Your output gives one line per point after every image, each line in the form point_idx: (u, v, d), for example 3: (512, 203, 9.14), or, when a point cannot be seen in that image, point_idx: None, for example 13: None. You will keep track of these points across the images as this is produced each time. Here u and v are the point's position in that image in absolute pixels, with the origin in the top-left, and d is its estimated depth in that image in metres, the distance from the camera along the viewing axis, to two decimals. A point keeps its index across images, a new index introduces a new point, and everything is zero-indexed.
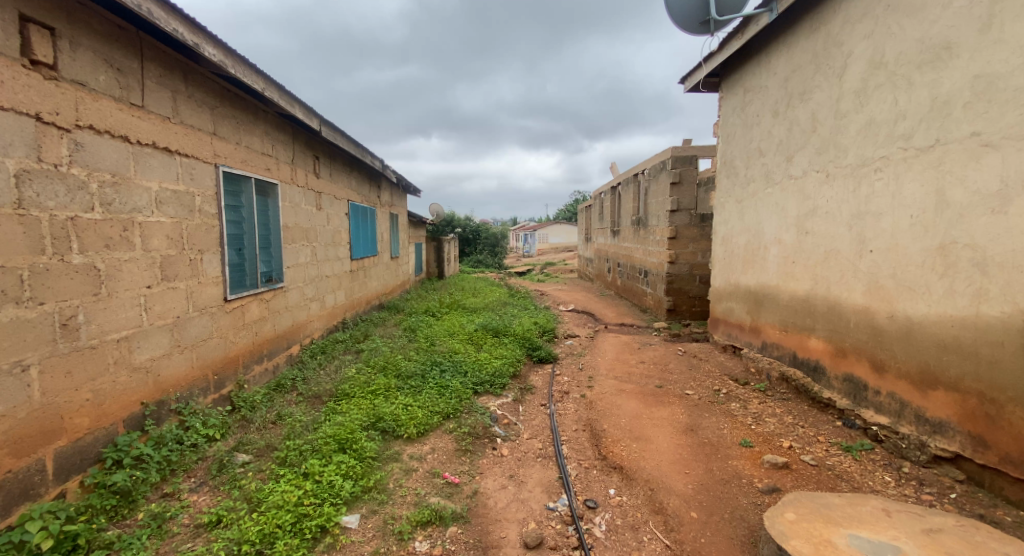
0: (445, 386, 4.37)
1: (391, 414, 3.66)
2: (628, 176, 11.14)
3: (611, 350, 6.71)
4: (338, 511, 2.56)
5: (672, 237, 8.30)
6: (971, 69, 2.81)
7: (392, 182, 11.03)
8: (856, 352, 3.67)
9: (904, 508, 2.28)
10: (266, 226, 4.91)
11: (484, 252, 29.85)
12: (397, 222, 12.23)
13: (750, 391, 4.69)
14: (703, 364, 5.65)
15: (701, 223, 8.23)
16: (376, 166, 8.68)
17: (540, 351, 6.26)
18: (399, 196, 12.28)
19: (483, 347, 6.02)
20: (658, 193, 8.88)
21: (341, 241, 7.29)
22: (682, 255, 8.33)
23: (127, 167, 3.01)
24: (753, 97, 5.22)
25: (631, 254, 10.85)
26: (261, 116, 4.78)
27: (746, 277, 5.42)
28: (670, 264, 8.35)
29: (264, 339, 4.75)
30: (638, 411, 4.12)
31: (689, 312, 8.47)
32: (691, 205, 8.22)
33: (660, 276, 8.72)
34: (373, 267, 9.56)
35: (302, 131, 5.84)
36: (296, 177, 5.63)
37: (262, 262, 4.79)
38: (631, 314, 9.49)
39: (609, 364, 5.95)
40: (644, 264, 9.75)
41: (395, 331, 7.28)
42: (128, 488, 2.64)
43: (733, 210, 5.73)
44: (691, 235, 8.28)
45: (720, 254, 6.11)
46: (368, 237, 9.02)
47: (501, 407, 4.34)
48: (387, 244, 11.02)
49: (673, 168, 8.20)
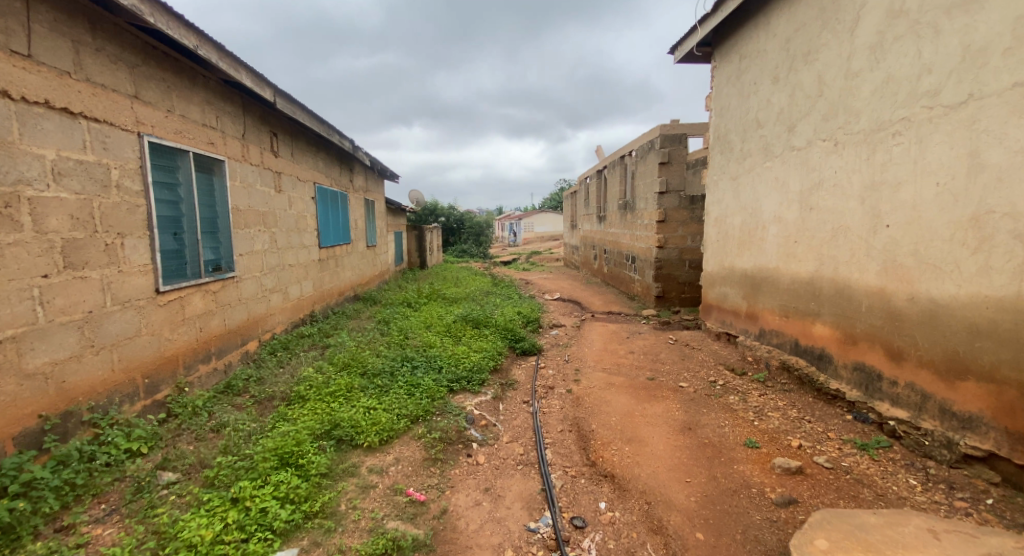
0: (416, 385, 3.91)
1: (349, 419, 3.18)
2: (615, 158, 10.69)
3: (599, 340, 6.33)
4: (269, 548, 2.11)
5: (661, 221, 7.90)
6: (1012, 10, 2.41)
7: (367, 166, 10.48)
8: (869, 339, 3.32)
9: (953, 529, 1.91)
10: (211, 208, 4.36)
11: (468, 241, 29.24)
12: (374, 209, 11.67)
13: (749, 382, 4.33)
14: (696, 353, 5.29)
15: (690, 205, 7.84)
16: (346, 147, 8.10)
17: (523, 343, 5.83)
18: (375, 182, 11.75)
19: (461, 339, 5.55)
20: (646, 174, 8.48)
21: (306, 226, 6.74)
22: (672, 240, 7.95)
23: (8, 129, 2.60)
24: (750, 64, 4.80)
25: (618, 241, 10.47)
26: (201, 83, 4.23)
27: (741, 260, 5.05)
28: (658, 249, 7.96)
29: (211, 335, 4.24)
30: (629, 408, 3.72)
31: (678, 299, 8.10)
32: (680, 186, 7.81)
33: (648, 262, 8.33)
34: (347, 256, 9.01)
35: (256, 104, 5.27)
36: (248, 155, 5.06)
37: (206, 249, 4.25)
38: (619, 302, 9.12)
39: (597, 355, 5.56)
40: (632, 250, 9.38)
41: (368, 324, 6.77)
42: (10, 523, 2.17)
43: (727, 188, 5.34)
44: (680, 218, 7.89)
45: (713, 235, 5.74)
46: (339, 224, 8.47)
47: (479, 407, 3.89)
48: (362, 232, 10.44)
49: (662, 148, 7.80)
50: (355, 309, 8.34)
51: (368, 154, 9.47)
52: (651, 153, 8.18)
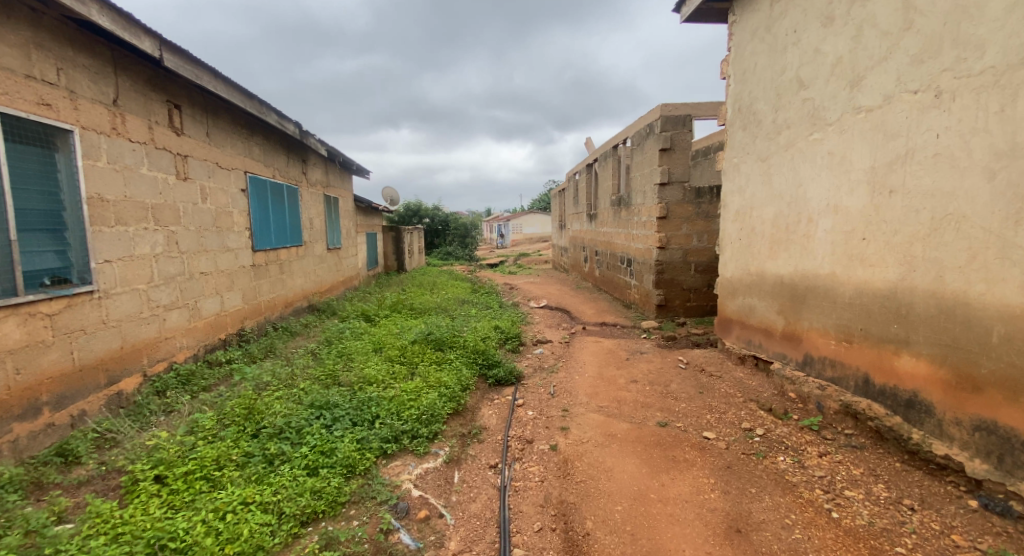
0: (327, 451, 2.70)
1: (189, 537, 1.99)
2: (607, 148, 9.53)
3: (592, 363, 5.14)
4: None
5: (661, 217, 6.75)
6: None
7: (325, 157, 9.20)
8: (1005, 389, 2.19)
9: None
10: (50, 198, 3.31)
11: (453, 243, 27.91)
12: (337, 207, 10.39)
13: (798, 432, 3.16)
14: (716, 385, 4.12)
15: (696, 199, 6.70)
16: (289, 132, 6.85)
17: (497, 370, 4.61)
18: (338, 177, 10.48)
19: (416, 367, 4.33)
20: (644, 164, 7.31)
21: (227, 226, 5.46)
22: (675, 239, 6.80)
23: None
24: (786, 7, 3.67)
25: (611, 241, 9.31)
26: (34, 19, 3.21)
27: (775, 265, 3.90)
28: (659, 251, 6.81)
29: (43, 377, 3.16)
30: (640, 488, 2.54)
31: (683, 308, 6.93)
32: (684, 176, 6.68)
33: (647, 265, 7.18)
34: (296, 262, 7.73)
35: (141, 64, 4.19)
36: (122, 127, 3.94)
37: (41, 255, 3.21)
38: (613, 312, 7.94)
39: (589, 386, 4.37)
40: (627, 251, 8.21)
41: (308, 345, 5.51)
42: None
43: (753, 172, 4.20)
44: (684, 214, 6.74)
45: (731, 234, 4.61)
46: (283, 223, 7.18)
47: (422, 484, 2.68)
48: (321, 234, 9.14)
49: (662, 132, 6.65)
50: (304, 324, 7.04)
51: (323, 142, 8.22)
52: (649, 139, 7.01)
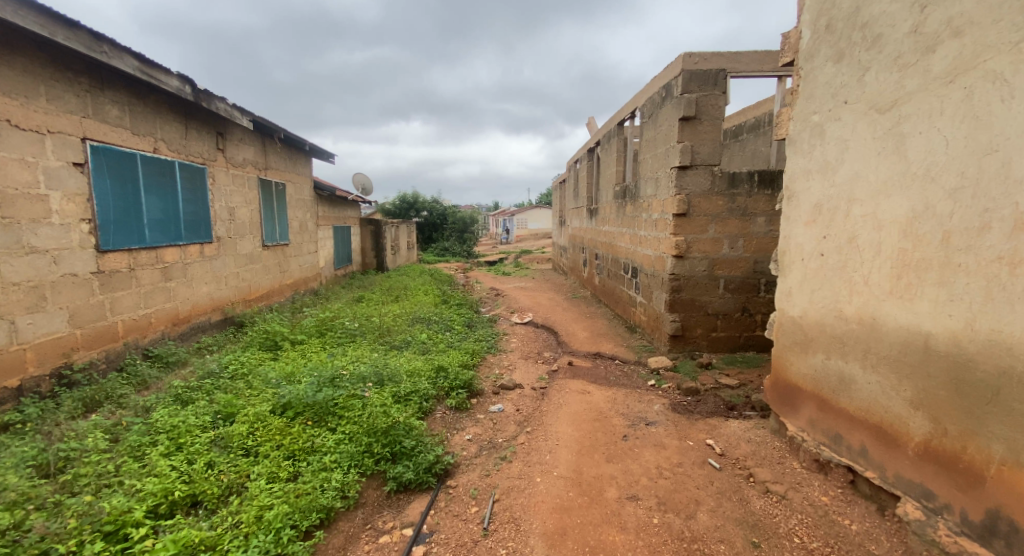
0: None
1: None
2: (611, 126, 7.60)
3: (568, 439, 3.29)
4: None
5: (680, 214, 4.84)
6: None
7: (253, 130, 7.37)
8: None
9: None
10: None
11: (451, 238, 26.01)
12: (280, 194, 8.57)
13: None
14: (781, 528, 2.26)
15: (729, 189, 4.77)
16: (173, 88, 5.08)
17: (402, 466, 2.75)
18: (284, 157, 8.67)
19: (253, 468, 2.54)
20: (657, 142, 5.39)
21: (26, 216, 3.71)
22: (697, 245, 4.89)
23: None
24: None
25: (614, 243, 7.40)
26: None
27: (910, 313, 2.06)
28: (675, 261, 4.92)
29: None
30: None
31: (709, 341, 5.00)
32: (714, 156, 4.76)
33: (658, 279, 5.27)
34: (196, 265, 5.95)
35: None
36: None
37: None
38: (613, 337, 6.05)
39: (552, 506, 2.53)
40: (633, 258, 6.30)
41: (155, 394, 3.76)
42: None
43: (860, 134, 2.33)
44: (711, 210, 4.82)
45: (800, 243, 2.75)
46: (167, 212, 5.38)
47: None
48: (248, 228, 7.34)
49: (683, 93, 4.70)
50: (191, 350, 5.24)
51: (241, 111, 6.44)
52: (666, 106, 5.09)
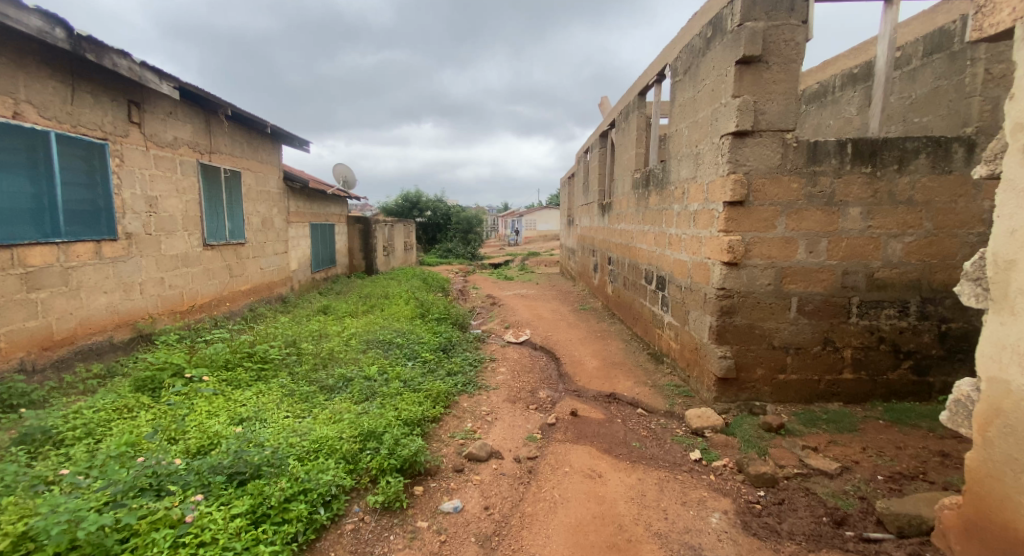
0: None
1: None
2: (631, 98, 6.10)
3: None
4: None
5: (735, 202, 3.32)
6: None
7: (183, 102, 5.99)
8: None
9: None
10: None
11: (455, 239, 24.52)
12: (232, 184, 7.18)
13: None
14: None
15: (807, 165, 3.26)
16: (31, 26, 3.71)
17: None
18: (237, 140, 7.28)
19: None
20: (697, 104, 3.87)
21: None
22: (758, 247, 3.36)
23: None
24: None
25: (632, 245, 5.88)
26: None
27: None
28: (726, 270, 3.39)
29: None
30: None
31: (773, 388, 3.47)
32: (786, 117, 3.23)
33: (698, 295, 3.75)
34: (88, 270, 4.61)
35: None
36: None
37: None
38: (632, 371, 4.54)
39: None
40: (659, 264, 4.77)
41: None
42: None
43: None
44: (781, 196, 3.30)
45: None
46: (43, 204, 4.21)
47: None
48: (180, 223, 5.97)
49: (743, 24, 3.18)
50: (47, 389, 3.85)
51: (159, 73, 5.07)
52: (713, 49, 3.57)
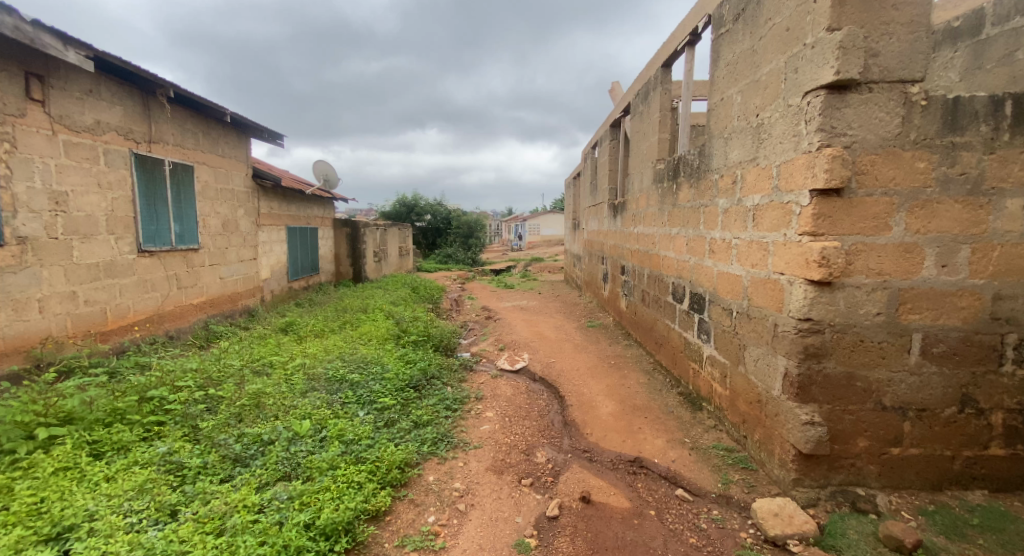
0: None
1: None
2: (652, 73, 5.00)
3: None
4: None
5: (830, 188, 2.19)
6: None
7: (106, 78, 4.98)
8: None
9: None
10: None
11: (455, 244, 23.39)
12: (181, 179, 6.14)
13: None
14: None
15: (941, 133, 2.15)
16: None
17: None
18: (187, 128, 6.26)
19: None
20: (758, 56, 2.76)
21: None
22: (862, 256, 2.23)
23: None
24: None
25: (654, 253, 4.75)
26: None
27: None
28: (814, 291, 2.26)
29: None
30: None
31: (884, 469, 2.33)
32: (909, 59, 2.13)
33: (764, 326, 2.62)
34: None
35: None
36: None
37: None
38: (662, 422, 3.39)
39: None
40: (695, 277, 3.65)
41: None
42: None
43: None
44: (899, 179, 2.18)
45: None
46: None
47: None
48: (101, 226, 4.91)
49: None
50: None
51: (60, 38, 4.08)
52: None
